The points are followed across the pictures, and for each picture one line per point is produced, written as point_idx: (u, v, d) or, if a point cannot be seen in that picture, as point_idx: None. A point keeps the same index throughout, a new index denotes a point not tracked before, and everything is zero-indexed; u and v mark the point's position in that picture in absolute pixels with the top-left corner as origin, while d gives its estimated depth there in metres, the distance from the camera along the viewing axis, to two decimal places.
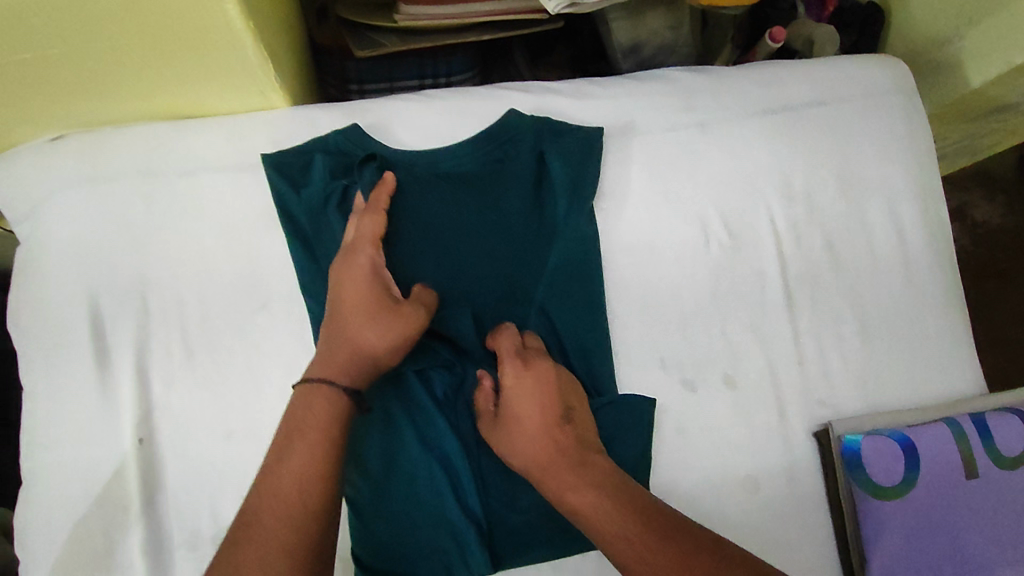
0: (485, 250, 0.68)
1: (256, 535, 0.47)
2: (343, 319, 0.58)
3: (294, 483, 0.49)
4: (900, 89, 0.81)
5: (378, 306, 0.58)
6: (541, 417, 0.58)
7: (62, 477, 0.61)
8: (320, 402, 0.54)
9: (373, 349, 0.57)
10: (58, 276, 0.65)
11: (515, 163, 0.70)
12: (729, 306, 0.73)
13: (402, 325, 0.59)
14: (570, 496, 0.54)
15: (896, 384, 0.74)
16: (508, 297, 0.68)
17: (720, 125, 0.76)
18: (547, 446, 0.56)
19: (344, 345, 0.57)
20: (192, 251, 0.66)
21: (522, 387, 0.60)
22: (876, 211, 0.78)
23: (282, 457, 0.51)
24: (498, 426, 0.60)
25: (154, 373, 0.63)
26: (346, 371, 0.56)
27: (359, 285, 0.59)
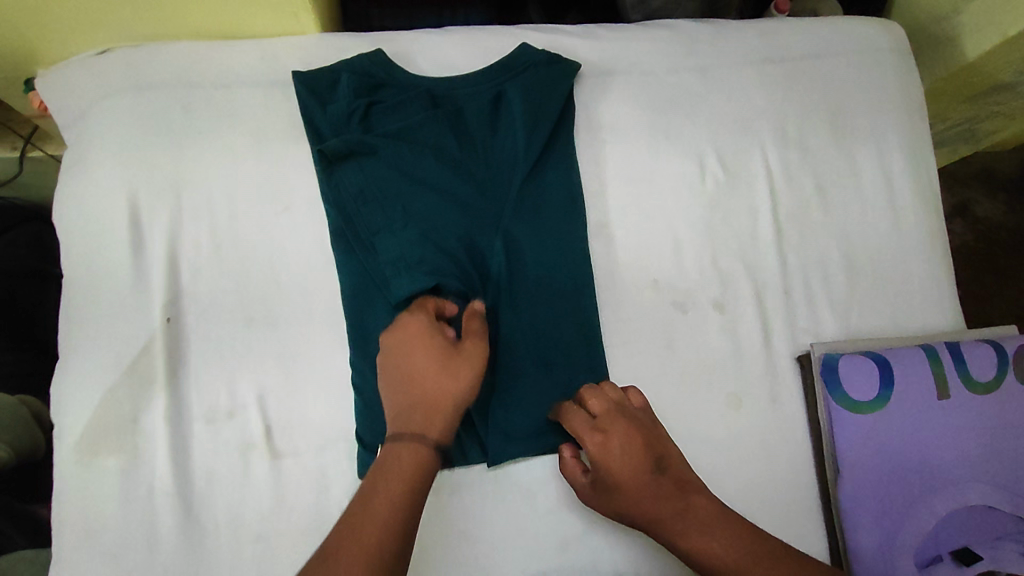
0: (494, 169, 0.72)
1: None
2: (413, 379, 0.59)
3: (375, 532, 0.51)
4: (893, 48, 0.86)
5: (440, 359, 0.60)
6: (642, 478, 0.62)
7: (95, 348, 0.66)
8: (409, 455, 0.56)
9: (448, 409, 0.59)
10: (100, 170, 0.70)
11: (500, 91, 0.74)
12: (721, 238, 0.77)
13: (463, 363, 0.60)
14: (688, 544, 0.60)
15: (877, 317, 0.78)
16: (515, 214, 0.72)
17: (719, 70, 0.81)
18: (654, 505, 0.61)
19: (421, 400, 0.59)
20: (224, 154, 0.71)
21: (616, 454, 0.62)
22: (864, 157, 0.82)
23: (367, 503, 0.53)
24: (602, 498, 0.63)
25: (184, 262, 0.69)
26: (434, 428, 0.58)
27: (424, 343, 0.60)
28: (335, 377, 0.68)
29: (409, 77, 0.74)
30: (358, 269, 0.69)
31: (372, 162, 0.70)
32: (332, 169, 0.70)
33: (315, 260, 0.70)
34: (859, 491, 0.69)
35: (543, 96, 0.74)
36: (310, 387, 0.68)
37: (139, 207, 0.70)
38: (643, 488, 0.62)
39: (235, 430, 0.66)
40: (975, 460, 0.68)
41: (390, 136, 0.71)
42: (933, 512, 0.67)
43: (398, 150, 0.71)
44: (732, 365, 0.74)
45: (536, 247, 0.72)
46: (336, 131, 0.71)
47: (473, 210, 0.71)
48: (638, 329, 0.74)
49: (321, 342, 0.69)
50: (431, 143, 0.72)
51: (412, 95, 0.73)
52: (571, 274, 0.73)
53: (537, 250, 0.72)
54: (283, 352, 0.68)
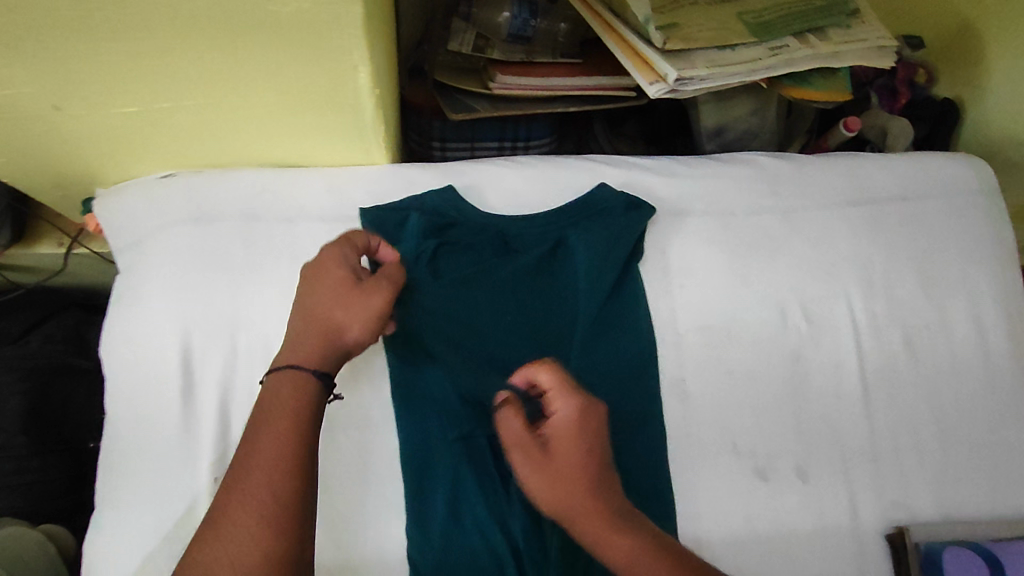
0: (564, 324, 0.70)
1: (247, 484, 0.48)
2: (308, 305, 0.58)
3: (265, 480, 0.48)
4: (984, 191, 0.82)
5: (343, 292, 0.57)
6: (574, 462, 0.51)
7: (137, 509, 0.61)
8: (290, 385, 0.54)
9: (339, 341, 0.57)
10: (156, 310, 0.67)
11: (578, 239, 0.71)
12: (803, 396, 0.72)
13: (362, 301, 0.57)
14: (613, 542, 0.49)
15: (975, 492, 0.71)
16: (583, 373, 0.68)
17: (801, 215, 0.78)
18: (583, 482, 0.50)
19: (306, 325, 0.57)
20: (284, 294, 0.68)
21: (567, 426, 0.52)
22: (955, 309, 0.77)
23: (250, 451, 0.50)
24: (532, 475, 0.51)
25: (236, 410, 0.64)
26: (309, 355, 0.55)
27: (331, 270, 0.59)
28: (390, 549, 0.63)
29: (479, 216, 0.71)
30: (419, 428, 0.65)
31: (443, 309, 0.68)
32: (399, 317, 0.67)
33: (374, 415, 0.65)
34: None
35: (619, 246, 0.71)
36: (364, 561, 0.62)
37: (193, 348, 0.66)
38: (581, 468, 0.51)
39: None
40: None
41: (462, 284, 0.69)
42: None
43: (465, 301, 0.68)
44: (817, 540, 0.68)
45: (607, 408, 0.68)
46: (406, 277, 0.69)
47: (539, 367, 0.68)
48: (717, 501, 0.68)
49: (377, 508, 0.63)
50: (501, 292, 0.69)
51: (485, 239, 0.71)
52: (645, 439, 0.68)
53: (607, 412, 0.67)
54: (334, 519, 0.63)
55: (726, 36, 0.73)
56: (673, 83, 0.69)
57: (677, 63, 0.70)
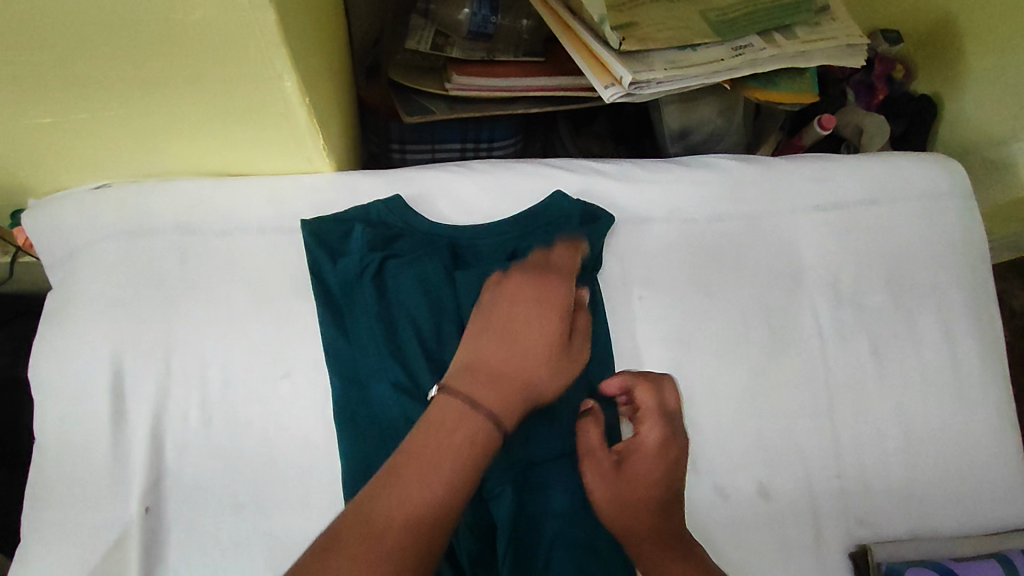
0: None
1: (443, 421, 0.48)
2: (504, 332, 0.54)
3: (461, 429, 0.47)
4: (956, 193, 0.79)
5: (547, 337, 0.55)
6: (654, 478, 0.58)
7: (60, 542, 0.58)
8: (461, 426, 0.47)
9: (529, 395, 0.52)
10: (85, 329, 0.63)
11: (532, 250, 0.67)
12: (767, 410, 0.70)
13: (568, 360, 0.56)
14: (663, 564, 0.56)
15: (943, 506, 0.69)
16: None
17: (766, 221, 0.75)
18: (644, 496, 0.57)
19: (517, 364, 0.52)
20: (221, 311, 0.64)
21: (652, 449, 0.60)
22: (925, 318, 0.75)
23: (463, 389, 0.50)
24: (623, 486, 0.58)
25: (169, 434, 0.61)
26: (506, 402, 0.50)
27: (536, 298, 0.57)
28: None
29: (429, 226, 0.68)
30: (362, 451, 0.62)
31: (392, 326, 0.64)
32: (344, 334, 0.65)
33: (316, 437, 0.63)
34: None
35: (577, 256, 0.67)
36: None
37: (124, 369, 0.62)
38: (648, 483, 0.58)
39: None
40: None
41: (407, 299, 0.65)
42: None
43: (415, 317, 0.64)
44: (779, 560, 0.66)
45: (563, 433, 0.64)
46: (350, 293, 0.65)
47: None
48: None
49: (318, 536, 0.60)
50: (450, 308, 0.65)
51: (435, 250, 0.67)
52: None
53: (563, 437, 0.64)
54: (272, 547, 0.60)
55: (687, 36, 0.69)
56: (628, 87, 0.66)
57: (633, 65, 0.66)
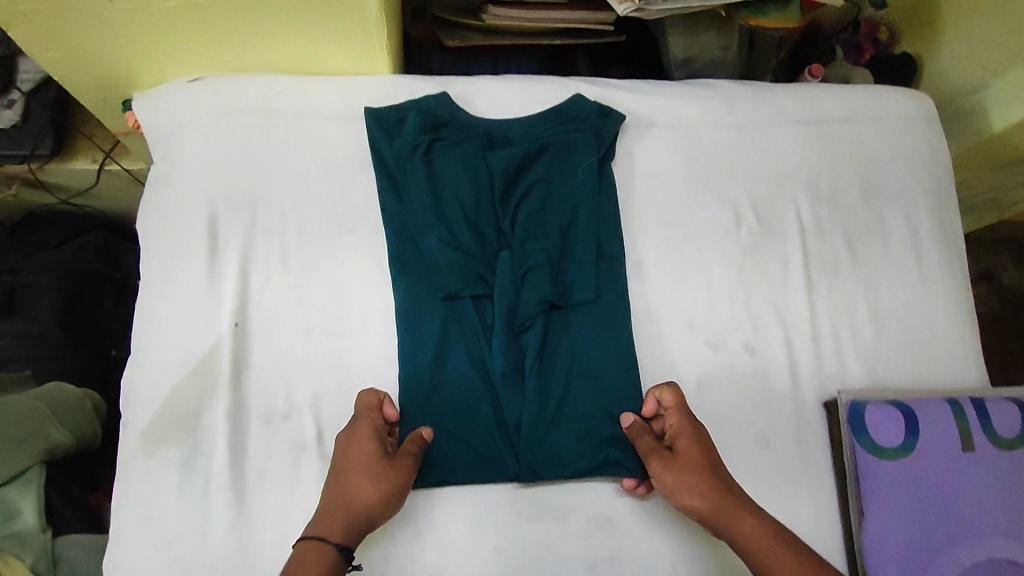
0: (547, 209, 0.79)
1: (349, 486, 0.61)
2: (339, 477, 0.61)
3: (351, 515, 0.59)
4: (922, 116, 0.91)
5: (370, 466, 0.61)
6: (700, 458, 0.64)
7: (166, 348, 0.71)
8: (318, 547, 0.56)
9: (363, 513, 0.60)
10: (186, 188, 0.77)
11: (558, 139, 0.81)
12: (753, 283, 0.82)
13: (390, 474, 0.62)
14: (735, 530, 0.60)
15: (904, 367, 0.81)
16: (563, 250, 0.78)
17: (756, 130, 0.87)
18: (704, 477, 0.63)
19: (346, 504, 0.60)
20: (297, 178, 0.77)
21: (692, 437, 0.66)
22: (894, 215, 0.86)
23: (344, 460, 0.62)
24: (677, 468, 0.64)
25: (254, 272, 0.74)
26: (338, 529, 0.58)
27: (362, 444, 0.63)
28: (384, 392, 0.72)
29: (468, 119, 0.81)
30: (411, 290, 0.74)
31: (437, 193, 0.77)
32: (398, 199, 0.78)
33: (373, 280, 0.75)
34: (881, 535, 0.70)
35: (589, 144, 0.81)
36: (359, 396, 0.71)
37: (218, 220, 0.75)
38: (701, 461, 0.64)
39: (289, 431, 0.69)
40: (1014, 519, 0.69)
41: (449, 173, 0.78)
42: (959, 561, 0.68)
43: (457, 187, 0.77)
44: (761, 404, 0.77)
45: (586, 276, 0.76)
46: (402, 167, 0.78)
47: (522, 244, 0.77)
48: (673, 365, 0.77)
49: (374, 357, 0.73)
50: (484, 182, 0.79)
51: (473, 135, 0.80)
52: (612, 308, 0.77)
53: (586, 280, 0.76)
54: (339, 363, 0.72)
55: None
56: (639, 4, 0.79)
57: None
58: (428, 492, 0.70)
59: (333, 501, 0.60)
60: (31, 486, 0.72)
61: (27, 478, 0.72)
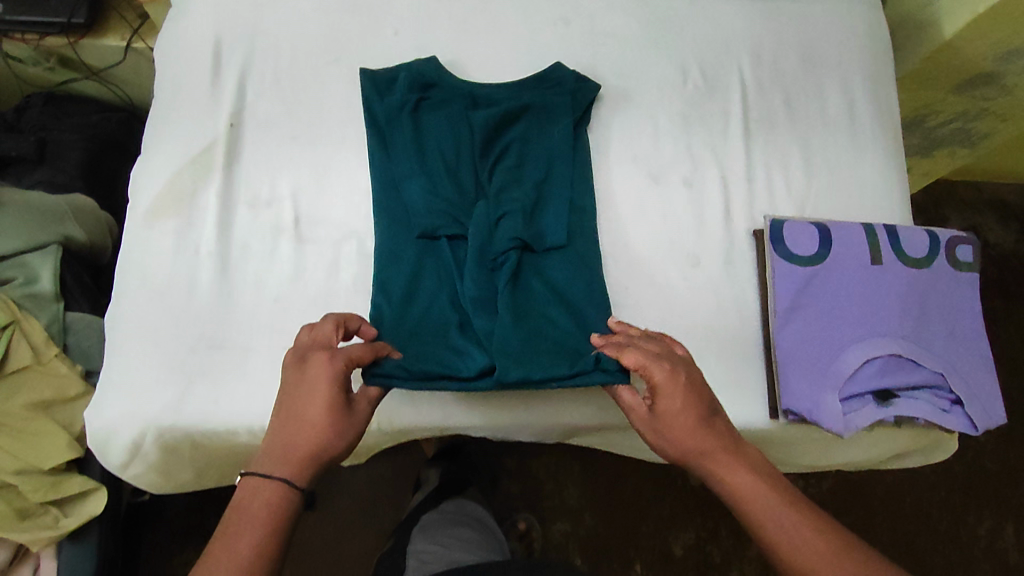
0: (520, 186, 0.81)
1: (306, 425, 0.61)
2: (293, 412, 0.61)
3: (305, 455, 0.60)
4: (866, 1, 0.99)
5: (330, 409, 0.61)
6: (691, 418, 0.64)
7: (172, 141, 0.81)
8: (271, 494, 0.58)
9: (321, 455, 0.61)
10: (199, 20, 0.88)
11: (542, 98, 0.84)
12: (695, 130, 0.90)
13: (351, 427, 0.63)
14: (730, 477, 0.63)
15: (830, 209, 0.88)
16: (541, 188, 0.81)
17: (708, 3, 0.96)
18: (699, 434, 0.64)
19: (298, 445, 0.60)
20: (292, 17, 0.88)
21: (675, 388, 0.64)
22: (831, 82, 0.95)
23: (303, 391, 0.61)
24: (659, 424, 0.65)
25: (249, 87, 0.84)
26: (298, 472, 0.60)
27: (323, 385, 0.61)
28: (353, 191, 0.81)
29: (455, 83, 0.85)
30: (379, 110, 0.83)
31: (421, 139, 0.82)
32: (385, 132, 0.82)
33: (353, 100, 0.85)
34: (791, 335, 0.77)
35: (574, 93, 0.86)
36: (332, 192, 0.81)
37: (223, 47, 0.86)
38: (689, 417, 0.64)
39: (271, 215, 0.79)
40: (913, 325, 0.76)
41: (436, 112, 0.83)
42: (863, 354, 0.75)
43: (439, 135, 0.82)
44: (695, 230, 0.85)
45: (558, 225, 0.79)
46: (391, 120, 0.82)
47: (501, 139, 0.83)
48: (615, 192, 0.86)
49: (349, 162, 0.82)
50: (467, 125, 0.83)
51: (458, 96, 0.84)
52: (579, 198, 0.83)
53: (559, 227, 0.79)
54: (319, 166, 0.82)
55: None
56: None
57: None
58: None
59: (290, 436, 0.60)
60: (50, 258, 0.83)
61: (47, 251, 0.84)
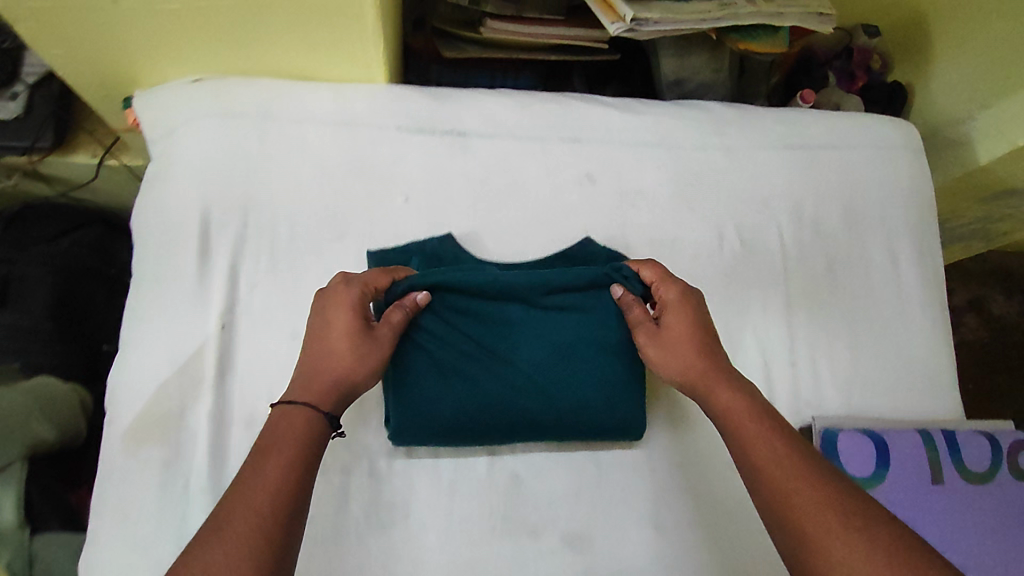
0: (551, 372, 0.73)
1: (323, 353, 0.63)
2: (316, 338, 0.64)
3: (310, 398, 0.60)
4: (908, 147, 0.93)
5: (349, 335, 0.64)
6: (688, 331, 0.68)
7: (155, 346, 0.72)
8: (298, 418, 0.58)
9: (345, 378, 0.63)
10: (183, 189, 0.77)
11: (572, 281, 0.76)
12: (733, 305, 0.83)
13: (369, 351, 0.64)
14: (719, 397, 0.63)
15: (878, 395, 0.83)
16: (573, 386, 0.73)
17: (747, 152, 0.89)
18: (698, 360, 0.66)
19: (315, 372, 0.62)
20: (289, 183, 0.78)
21: (676, 304, 0.69)
22: (876, 244, 0.88)
23: (314, 342, 0.64)
24: (661, 345, 0.69)
25: (242, 276, 0.75)
26: (318, 396, 0.61)
27: (340, 307, 0.65)
28: (365, 398, 0.74)
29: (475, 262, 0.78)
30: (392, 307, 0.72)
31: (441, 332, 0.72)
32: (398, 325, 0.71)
33: None
34: None
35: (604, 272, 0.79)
36: None
37: (210, 223, 0.76)
38: (694, 326, 0.68)
39: None
40: (985, 554, 0.72)
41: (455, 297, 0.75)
42: None
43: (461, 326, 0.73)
44: None
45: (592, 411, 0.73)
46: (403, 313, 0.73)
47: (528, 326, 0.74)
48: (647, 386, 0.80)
49: None
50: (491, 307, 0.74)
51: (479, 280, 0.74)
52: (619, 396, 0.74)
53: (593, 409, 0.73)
54: None
55: None
56: (630, 23, 0.78)
57: (635, 5, 0.78)
58: (402, 505, 0.71)
59: (318, 345, 0.64)
60: (13, 479, 0.75)
61: (8, 473, 0.75)
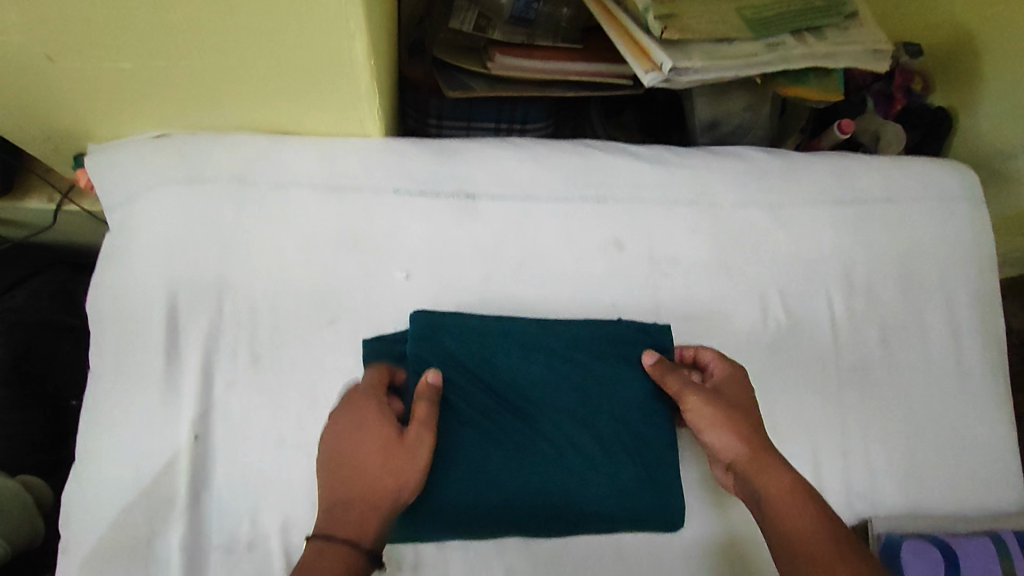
0: (580, 463, 0.62)
1: (351, 465, 0.54)
2: (340, 455, 0.55)
3: (344, 528, 0.52)
4: (970, 197, 0.83)
5: (380, 446, 0.54)
6: (739, 403, 0.61)
7: (116, 462, 0.61)
8: (331, 557, 0.50)
9: (379, 495, 0.53)
10: (145, 270, 0.66)
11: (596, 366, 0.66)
12: (780, 389, 0.73)
13: (402, 458, 0.54)
14: (765, 478, 0.57)
15: (938, 487, 0.74)
16: (608, 488, 0.63)
17: (791, 209, 0.79)
18: (749, 437, 0.59)
19: (348, 493, 0.53)
20: (271, 260, 0.68)
21: (730, 377, 0.64)
22: (933, 312, 0.79)
23: (342, 449, 0.55)
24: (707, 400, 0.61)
25: (218, 373, 0.65)
26: (352, 529, 0.52)
27: (364, 422, 0.55)
28: None
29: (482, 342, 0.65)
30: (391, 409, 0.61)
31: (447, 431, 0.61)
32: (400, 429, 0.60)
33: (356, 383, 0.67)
34: None
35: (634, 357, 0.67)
36: None
37: (178, 310, 0.65)
38: (744, 408, 0.61)
39: (255, 562, 0.61)
40: None
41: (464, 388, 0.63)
42: None
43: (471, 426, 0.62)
44: None
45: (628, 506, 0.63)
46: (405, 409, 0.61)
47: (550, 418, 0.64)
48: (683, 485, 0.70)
49: None
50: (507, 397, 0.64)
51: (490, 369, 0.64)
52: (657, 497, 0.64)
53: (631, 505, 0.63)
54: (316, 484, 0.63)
55: (724, 29, 0.72)
56: (667, 73, 0.69)
57: (674, 53, 0.69)
58: None
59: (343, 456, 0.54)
60: None
61: None
